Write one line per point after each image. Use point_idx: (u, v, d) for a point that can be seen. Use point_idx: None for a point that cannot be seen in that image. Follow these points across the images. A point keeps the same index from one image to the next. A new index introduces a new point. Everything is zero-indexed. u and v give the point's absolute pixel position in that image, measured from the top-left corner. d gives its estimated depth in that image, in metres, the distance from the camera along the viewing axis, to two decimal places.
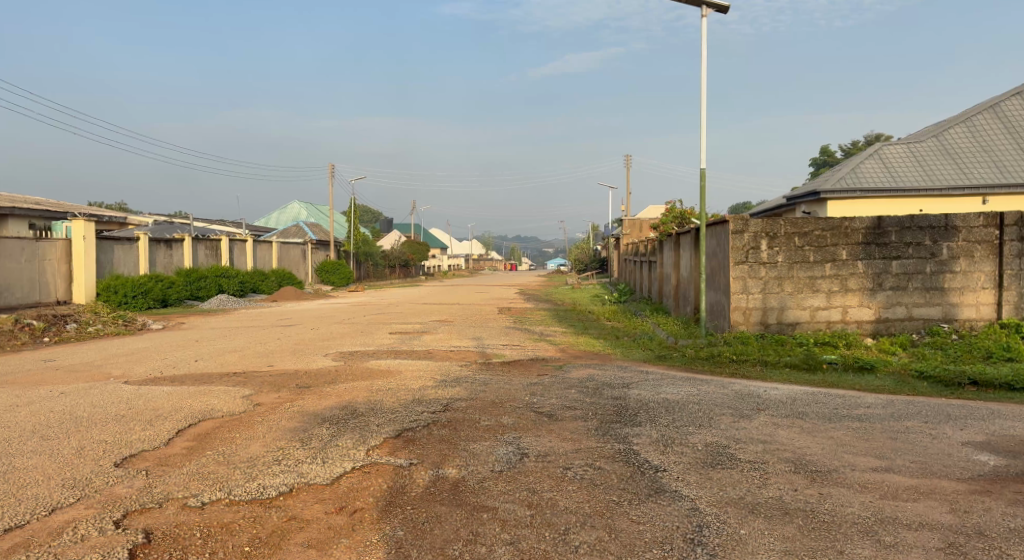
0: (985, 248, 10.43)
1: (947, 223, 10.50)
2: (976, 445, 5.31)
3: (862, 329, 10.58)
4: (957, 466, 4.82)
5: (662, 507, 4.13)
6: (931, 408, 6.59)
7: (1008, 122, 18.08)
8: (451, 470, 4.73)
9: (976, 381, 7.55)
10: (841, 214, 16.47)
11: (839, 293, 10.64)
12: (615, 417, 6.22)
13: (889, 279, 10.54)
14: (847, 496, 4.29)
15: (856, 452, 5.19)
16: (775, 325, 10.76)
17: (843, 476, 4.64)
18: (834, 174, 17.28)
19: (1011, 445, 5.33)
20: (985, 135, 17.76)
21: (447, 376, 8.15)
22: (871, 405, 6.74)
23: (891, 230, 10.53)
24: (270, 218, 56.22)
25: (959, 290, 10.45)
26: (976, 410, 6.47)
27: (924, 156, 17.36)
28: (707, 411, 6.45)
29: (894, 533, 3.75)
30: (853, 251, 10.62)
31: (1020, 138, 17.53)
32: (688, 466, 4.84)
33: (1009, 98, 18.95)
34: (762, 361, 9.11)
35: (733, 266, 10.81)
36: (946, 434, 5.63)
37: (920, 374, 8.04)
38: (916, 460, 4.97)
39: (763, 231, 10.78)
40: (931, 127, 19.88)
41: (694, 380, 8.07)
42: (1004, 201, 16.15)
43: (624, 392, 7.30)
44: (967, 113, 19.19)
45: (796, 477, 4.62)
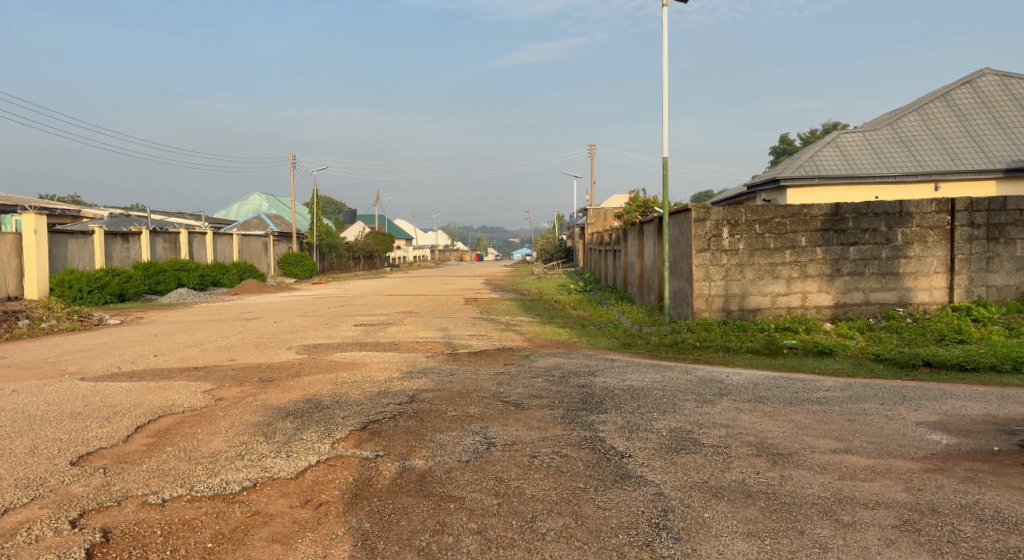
0: (937, 234, 10.66)
1: (902, 209, 10.69)
2: (929, 425, 5.47)
3: (821, 314, 10.81)
4: (911, 446, 4.97)
5: (627, 493, 4.17)
6: (887, 391, 6.75)
7: (958, 110, 18.58)
8: (418, 461, 4.71)
9: (930, 362, 7.77)
10: (800, 201, 16.82)
11: (799, 279, 10.85)
12: (581, 404, 6.27)
13: (846, 264, 10.77)
14: (808, 478, 4.38)
15: (815, 434, 5.30)
16: (737, 312, 10.94)
17: (803, 458, 4.74)
18: (793, 162, 17.64)
19: (962, 424, 5.50)
20: (937, 123, 18.22)
21: (413, 367, 8.12)
22: (831, 389, 6.89)
23: (848, 217, 10.75)
24: (231, 209, 55.38)
25: (913, 275, 10.69)
26: (929, 391, 6.68)
27: (879, 143, 17.74)
28: (671, 397, 6.55)
29: (851, 512, 3.85)
30: (812, 238, 10.81)
31: (970, 125, 18.01)
32: (653, 452, 4.91)
33: (959, 87, 19.45)
34: (724, 346, 9.25)
35: (696, 254, 10.95)
36: (901, 416, 5.78)
37: (877, 356, 8.24)
38: (873, 441, 5.10)
39: (724, 219, 10.93)
40: (885, 116, 20.33)
41: (659, 367, 8.16)
42: (955, 188, 16.61)
43: (589, 380, 7.35)
44: (919, 101, 19.67)
45: (758, 461, 4.71)
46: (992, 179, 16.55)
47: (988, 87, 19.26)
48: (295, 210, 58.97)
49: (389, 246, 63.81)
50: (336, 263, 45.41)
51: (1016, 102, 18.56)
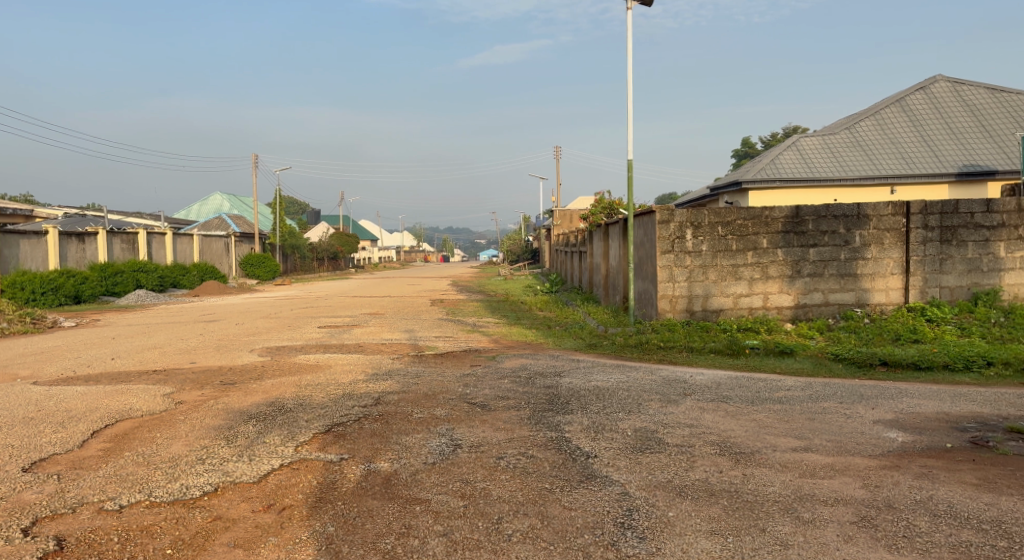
0: (893, 236, 10.88)
1: (859, 212, 10.91)
2: (885, 423, 5.61)
3: (782, 314, 11.01)
4: (869, 443, 5.09)
5: (592, 493, 4.20)
6: (845, 389, 6.90)
7: (913, 115, 19.10)
8: (383, 464, 4.67)
9: (886, 361, 7.96)
10: (762, 204, 17.11)
11: (761, 280, 11.04)
12: (547, 405, 6.29)
13: (806, 265, 10.98)
14: (769, 476, 4.46)
15: (777, 433, 5.40)
16: (700, 312, 11.09)
17: (765, 457, 4.82)
18: (755, 165, 17.94)
19: (917, 422, 5.64)
20: (892, 128, 18.71)
21: (378, 369, 8.05)
22: (791, 388, 7.02)
23: (808, 219, 10.95)
24: (191, 210, 54.33)
25: (870, 276, 10.92)
26: (886, 390, 6.84)
27: (837, 147, 18.14)
28: (636, 397, 6.61)
29: (812, 510, 3.92)
30: (773, 240, 11.01)
31: (924, 129, 18.53)
32: (619, 452, 4.94)
33: (914, 93, 20.00)
34: (688, 347, 9.37)
35: (660, 255, 11.07)
36: (859, 414, 5.92)
37: (835, 356, 8.42)
38: (832, 439, 5.21)
39: (688, 221, 11.07)
40: (843, 120, 20.81)
41: (624, 368, 8.22)
42: (910, 191, 17.05)
43: (556, 381, 7.37)
44: (875, 106, 20.18)
45: (721, 459, 4.77)
46: (945, 183, 17.01)
47: (941, 94, 19.84)
48: (258, 210, 58.10)
49: (354, 247, 63.22)
50: (299, 264, 44.85)
51: (967, 108, 19.14)
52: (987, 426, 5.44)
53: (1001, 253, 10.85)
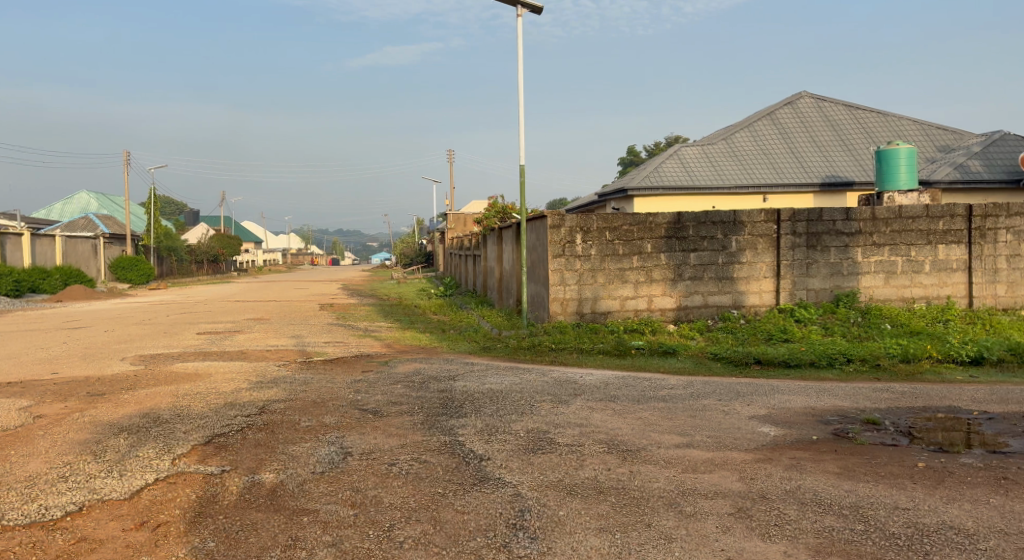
0: (765, 242, 11.54)
1: (735, 218, 11.52)
2: (759, 418, 5.96)
3: (666, 316, 11.49)
4: (744, 438, 5.39)
5: (485, 495, 4.20)
6: (723, 387, 7.28)
7: (782, 128, 20.46)
8: (268, 475, 4.48)
9: (760, 360, 8.47)
10: (647, 210, 17.80)
11: (646, 283, 11.46)
12: (440, 409, 6.26)
13: (688, 269, 11.51)
14: (654, 472, 4.63)
15: (661, 430, 5.62)
16: (589, 315, 11.39)
17: (651, 453, 5.00)
18: (640, 172, 18.65)
19: (787, 416, 6.03)
20: (764, 140, 19.96)
21: (263, 377, 7.73)
22: (674, 386, 7.34)
23: (689, 225, 11.48)
24: (53, 208, 50.20)
25: (745, 279, 11.55)
26: (759, 387, 7.27)
27: (715, 157, 19.14)
28: (528, 399, 6.69)
29: (693, 503, 4.11)
30: (657, 244, 11.46)
31: (792, 142, 19.88)
32: (511, 453, 4.98)
33: (783, 108, 21.43)
34: (578, 348, 9.59)
35: (552, 259, 11.29)
36: (736, 410, 6.26)
37: (714, 355, 8.86)
38: (712, 435, 5.48)
39: (578, 225, 11.34)
40: (720, 131, 21.99)
41: (517, 370, 8.29)
42: (780, 200, 18.23)
43: (449, 385, 7.34)
44: (749, 119, 21.46)
45: (609, 457, 4.91)
46: (810, 193, 18.30)
47: (806, 109, 21.37)
48: (130, 210, 54.47)
49: (237, 250, 60.50)
50: (176, 268, 42.40)
51: (829, 124, 20.71)
52: (848, 418, 5.88)
53: (859, 257, 11.50)
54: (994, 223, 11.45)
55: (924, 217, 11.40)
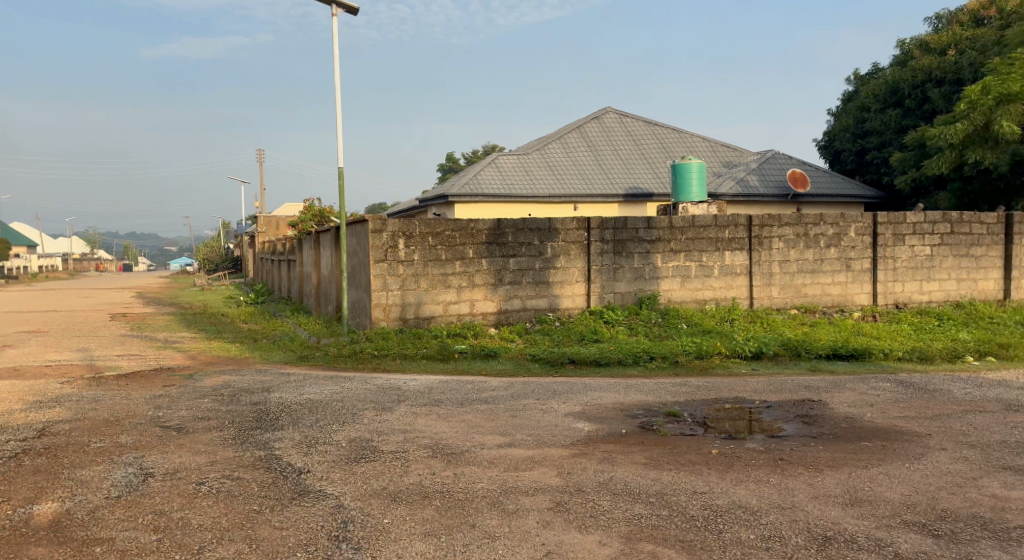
0: (577, 248, 12.22)
1: (551, 225, 12.08)
2: (574, 415, 6.32)
3: (486, 319, 11.77)
4: (561, 434, 5.69)
5: (305, 509, 4.07)
6: (541, 387, 7.62)
7: (590, 141, 21.79)
8: (52, 505, 4.01)
9: (574, 359, 8.97)
10: (466, 216, 18.15)
11: (467, 288, 11.67)
12: (255, 422, 5.94)
13: (507, 274, 11.88)
14: (477, 473, 4.75)
15: (483, 431, 5.77)
16: (411, 320, 11.37)
17: (473, 455, 5.12)
18: (460, 179, 18.96)
19: (599, 412, 6.45)
20: (575, 151, 21.13)
21: (43, 397, 6.86)
22: (495, 388, 7.56)
23: (508, 232, 11.86)
24: None
25: (560, 283, 12.15)
26: (573, 385, 7.70)
27: (531, 166, 19.95)
28: (349, 407, 6.55)
29: (515, 501, 4.27)
30: (477, 250, 11.71)
31: (599, 154, 21.23)
32: (332, 464, 4.87)
33: (591, 122, 22.83)
34: (400, 354, 9.54)
35: (373, 264, 11.14)
36: (553, 408, 6.59)
37: (532, 356, 9.23)
38: (531, 433, 5.73)
39: (399, 231, 11.28)
40: (534, 141, 22.96)
41: (337, 378, 8.09)
42: (590, 208, 19.39)
43: (263, 397, 6.99)
44: (560, 131, 22.61)
45: (433, 462, 4.97)
46: (616, 203, 19.66)
47: (611, 124, 22.94)
48: None
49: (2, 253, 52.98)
50: None
51: (631, 138, 22.37)
52: (651, 412, 6.41)
53: (660, 263, 12.51)
54: (769, 232, 12.74)
55: (713, 226, 12.62)
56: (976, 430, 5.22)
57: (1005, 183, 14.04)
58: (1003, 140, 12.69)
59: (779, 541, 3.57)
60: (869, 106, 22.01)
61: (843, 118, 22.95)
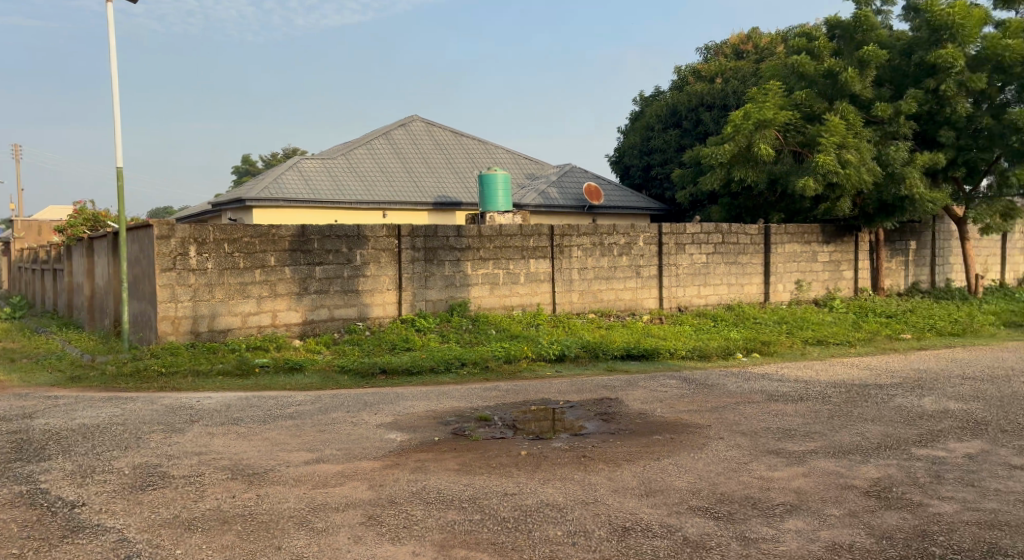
0: (387, 255, 12.06)
1: (359, 232, 11.82)
2: (387, 426, 6.21)
3: (291, 331, 11.22)
4: (373, 446, 5.56)
5: (79, 547, 3.60)
6: (351, 398, 7.40)
7: (397, 148, 21.69)
8: None
9: (385, 369, 8.82)
10: (267, 222, 17.25)
11: (269, 297, 11.05)
12: (13, 455, 5.15)
13: (313, 283, 11.42)
14: (283, 492, 4.50)
15: (290, 448, 5.49)
16: (206, 333, 10.54)
17: (279, 474, 4.85)
18: (259, 183, 17.99)
19: (412, 421, 6.39)
20: (381, 158, 20.91)
21: None
22: (301, 402, 7.22)
23: (314, 239, 11.42)
24: None
25: (369, 291, 11.91)
26: (385, 395, 7.56)
27: (336, 172, 19.42)
28: (133, 431, 5.91)
29: (324, 518, 4.10)
30: (280, 258, 11.14)
31: (406, 161, 21.19)
32: (113, 494, 4.35)
33: (397, 128, 22.75)
34: (194, 370, 8.79)
35: (160, 273, 10.18)
36: (364, 420, 6.43)
37: (341, 368, 8.94)
38: (342, 447, 5.54)
39: (191, 237, 10.41)
40: (339, 146, 22.39)
41: (119, 400, 7.27)
42: (398, 216, 19.26)
43: (24, 425, 6.09)
44: (367, 136, 22.27)
45: (233, 484, 4.63)
46: (424, 211, 19.71)
47: (418, 132, 23.01)
48: None
49: None
50: None
51: (438, 147, 22.59)
52: (463, 418, 6.48)
53: (468, 270, 12.71)
54: (569, 241, 13.46)
55: (518, 235, 13.08)
56: (747, 420, 5.89)
57: (763, 200, 16.02)
58: (761, 162, 14.50)
59: (583, 536, 3.75)
60: (653, 126, 24.07)
61: (631, 136, 24.91)
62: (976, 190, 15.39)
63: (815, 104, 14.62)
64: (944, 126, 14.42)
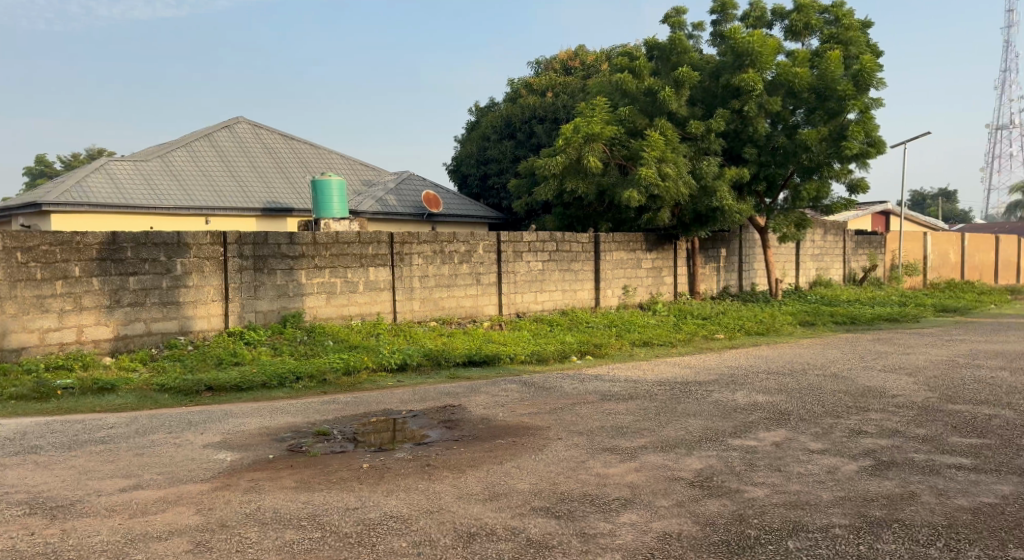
0: (212, 264, 11.30)
1: (179, 239, 10.97)
2: (215, 446, 5.80)
3: (100, 348, 10.17)
4: (200, 469, 5.17)
5: None
6: (173, 419, 6.83)
7: (220, 150, 20.43)
8: None
9: (211, 386, 8.23)
10: (67, 229, 15.55)
11: (73, 311, 9.95)
12: None
13: (126, 295, 10.45)
14: (95, 525, 4.06)
15: (102, 476, 4.97)
16: None
17: (89, 505, 4.37)
18: (57, 186, 16.20)
19: (243, 439, 6.02)
20: (203, 160, 19.59)
21: None
22: (114, 426, 6.56)
23: (127, 246, 10.46)
24: None
25: (192, 303, 11.09)
26: (212, 414, 7.06)
27: (150, 174, 17.93)
28: None
29: (144, 549, 3.75)
30: (86, 267, 10.09)
31: (231, 165, 20.01)
32: None
33: (220, 130, 21.44)
34: None
35: None
36: (188, 441, 5.96)
37: (161, 386, 8.23)
38: (163, 472, 5.10)
39: None
40: (154, 147, 20.71)
41: None
42: (223, 223, 18.12)
43: None
44: (186, 137, 20.79)
45: (32, 520, 4.11)
46: (253, 217, 18.70)
47: (244, 134, 21.84)
48: None
49: None
50: None
51: (266, 150, 21.56)
52: (300, 433, 6.21)
53: (302, 279, 12.21)
54: (409, 249, 13.35)
55: (356, 242, 12.78)
56: (583, 420, 6.15)
57: (593, 210, 16.83)
58: (590, 174, 15.25)
59: (429, 545, 3.73)
60: (488, 136, 24.51)
61: (467, 146, 25.23)
62: (775, 202, 17.17)
63: (637, 120, 15.61)
64: (747, 144, 15.95)
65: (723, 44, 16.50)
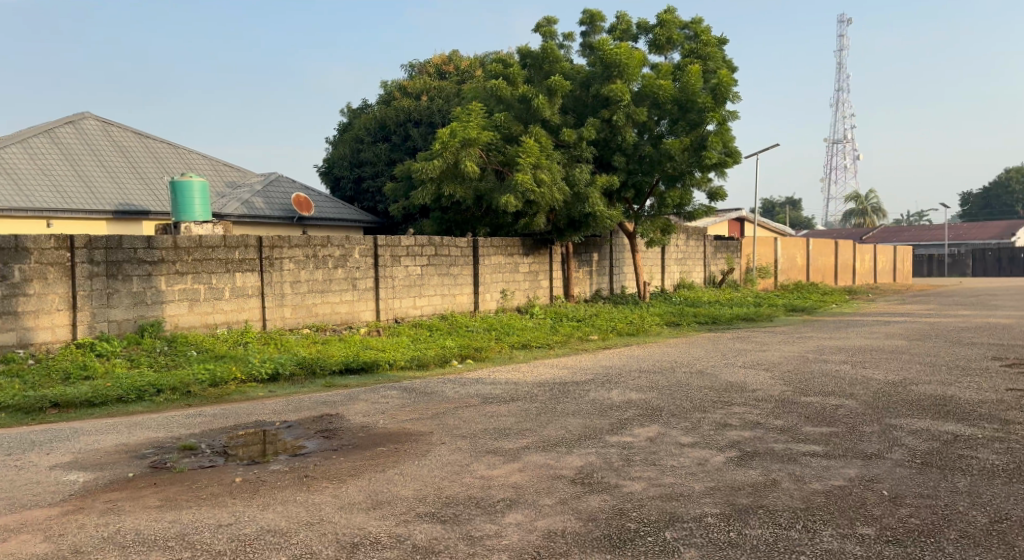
0: (58, 270, 10.35)
1: (17, 244, 10.02)
2: (64, 467, 5.31)
3: None
4: (47, 492, 4.71)
5: None
6: (13, 440, 6.18)
7: (64, 147, 18.75)
8: None
9: (58, 403, 7.52)
10: None
11: None
12: None
13: None
14: None
15: None
16: None
17: None
18: None
19: (98, 458, 5.55)
20: (43, 158, 17.90)
21: None
22: None
23: None
24: None
25: (33, 313, 10.09)
26: (59, 433, 6.45)
27: None
28: None
29: None
30: None
31: (77, 163, 18.41)
32: None
33: (64, 126, 19.69)
34: None
35: None
36: (32, 463, 5.41)
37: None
38: (2, 498, 4.60)
39: None
40: None
41: None
42: (67, 226, 16.61)
43: None
44: (22, 133, 18.92)
45: None
46: (103, 220, 17.28)
47: (91, 131, 20.18)
48: None
49: None
50: None
51: (118, 149, 20.03)
52: (163, 449, 5.80)
53: (162, 286, 11.43)
54: (279, 253, 12.83)
55: (221, 247, 12.12)
56: (465, 423, 6.17)
57: (470, 215, 16.90)
58: (467, 179, 15.32)
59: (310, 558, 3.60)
60: (362, 139, 24.05)
61: (340, 148, 24.63)
62: (642, 208, 18.00)
63: (512, 126, 15.87)
64: (617, 152, 16.61)
65: (592, 55, 17.11)
